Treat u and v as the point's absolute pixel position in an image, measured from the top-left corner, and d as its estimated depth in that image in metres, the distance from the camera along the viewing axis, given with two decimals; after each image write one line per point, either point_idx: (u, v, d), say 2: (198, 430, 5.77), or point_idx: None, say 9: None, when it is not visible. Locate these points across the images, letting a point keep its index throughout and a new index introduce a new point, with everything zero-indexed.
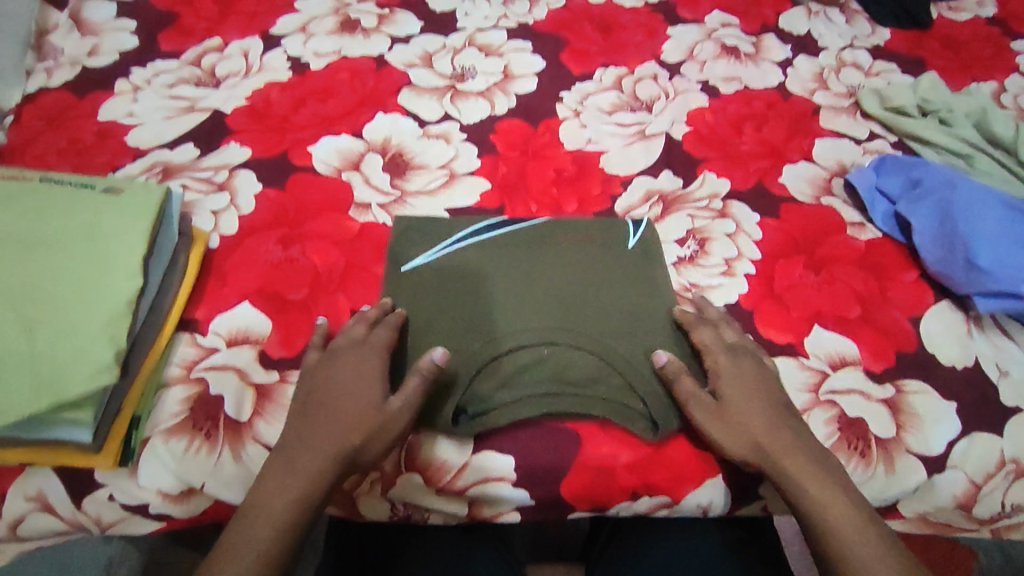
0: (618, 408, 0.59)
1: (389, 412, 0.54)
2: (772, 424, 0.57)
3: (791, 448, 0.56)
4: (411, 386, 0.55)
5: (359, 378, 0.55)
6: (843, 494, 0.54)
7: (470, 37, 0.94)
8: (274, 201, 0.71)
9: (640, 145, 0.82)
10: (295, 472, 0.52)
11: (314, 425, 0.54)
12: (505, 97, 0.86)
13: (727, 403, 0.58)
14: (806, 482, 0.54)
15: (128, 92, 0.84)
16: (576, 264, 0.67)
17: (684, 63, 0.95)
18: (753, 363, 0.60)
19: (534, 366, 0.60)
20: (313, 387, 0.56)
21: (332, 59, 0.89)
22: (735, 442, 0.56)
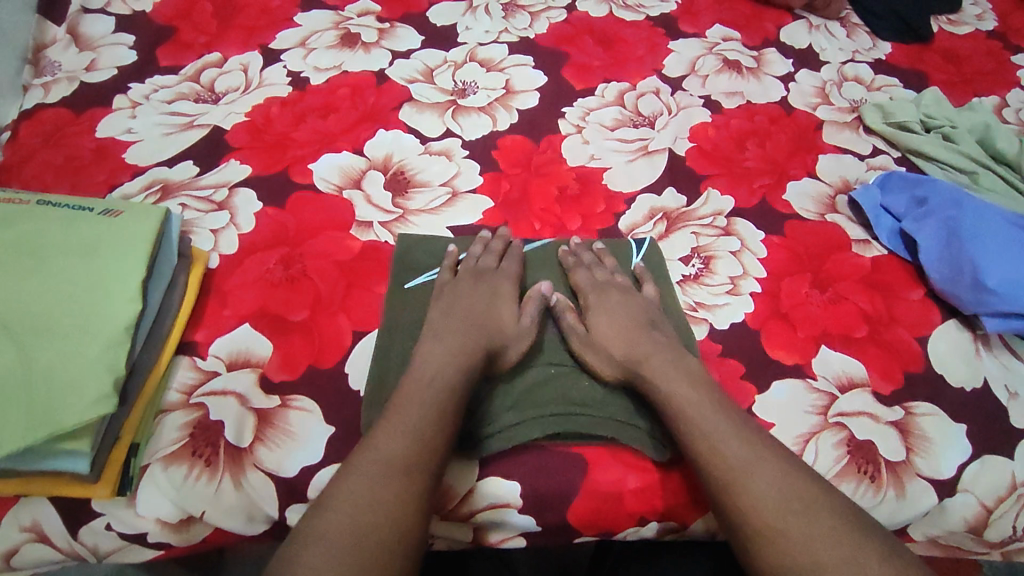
0: (627, 429, 0.58)
1: (522, 326, 0.62)
2: (660, 357, 0.59)
3: (653, 355, 0.60)
4: (531, 309, 0.64)
5: (480, 294, 0.64)
6: (737, 422, 0.55)
7: (471, 52, 0.94)
8: (275, 220, 0.70)
9: (643, 161, 0.81)
10: (416, 406, 0.53)
11: (429, 365, 0.57)
12: (507, 113, 0.85)
13: (594, 327, 0.63)
14: (662, 381, 0.58)
15: (126, 108, 0.83)
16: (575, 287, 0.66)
17: (686, 78, 0.94)
18: (619, 295, 0.65)
19: (544, 384, 0.60)
20: (450, 301, 0.63)
21: (333, 74, 0.89)
22: (599, 359, 0.61)
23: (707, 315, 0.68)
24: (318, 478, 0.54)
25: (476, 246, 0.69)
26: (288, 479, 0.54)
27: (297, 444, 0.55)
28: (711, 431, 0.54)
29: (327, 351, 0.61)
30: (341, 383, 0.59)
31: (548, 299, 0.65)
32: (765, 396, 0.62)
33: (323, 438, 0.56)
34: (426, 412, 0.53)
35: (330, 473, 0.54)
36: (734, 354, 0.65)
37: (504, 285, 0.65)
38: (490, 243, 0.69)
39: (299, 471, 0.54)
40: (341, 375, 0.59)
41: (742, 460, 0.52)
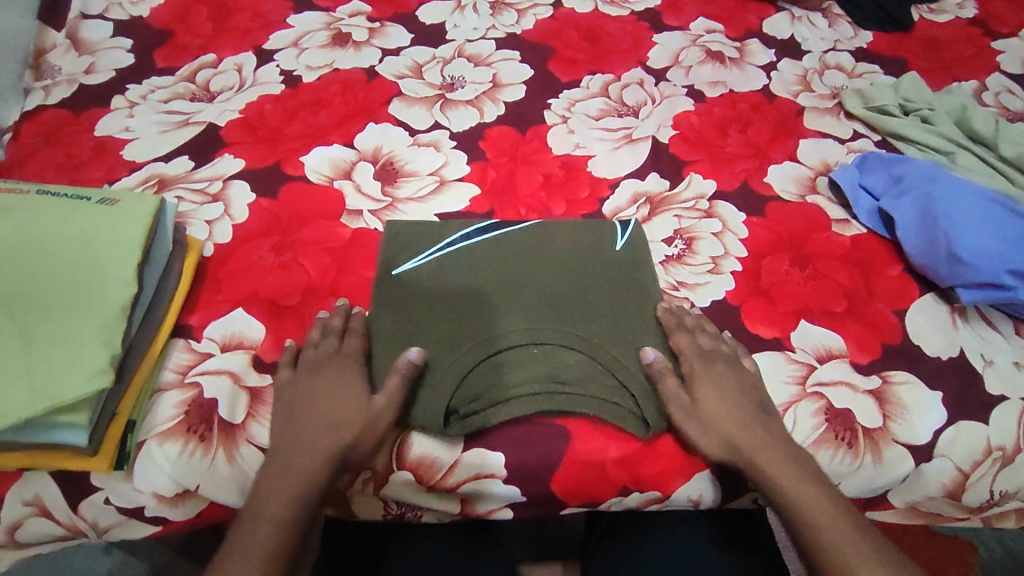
0: (609, 405, 0.59)
1: (374, 411, 0.56)
2: (779, 450, 0.57)
3: (768, 447, 0.57)
4: (392, 384, 0.57)
5: (316, 393, 0.57)
6: (872, 540, 0.52)
7: (459, 48, 0.97)
8: (268, 209, 0.73)
9: (626, 149, 0.83)
10: (249, 553, 0.48)
11: (270, 492, 0.52)
12: (493, 105, 0.88)
13: (702, 400, 0.59)
14: (786, 480, 0.55)
15: (124, 108, 0.86)
16: (560, 259, 0.68)
17: (670, 69, 0.97)
18: (726, 366, 0.61)
19: (523, 364, 0.61)
20: (292, 399, 0.57)
21: (325, 71, 0.91)
22: (709, 438, 0.57)
23: (688, 293, 0.69)
24: None
25: (316, 332, 0.61)
26: None
27: None
28: (842, 544, 0.52)
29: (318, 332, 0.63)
30: None
31: (419, 364, 0.58)
32: None
33: None
34: (255, 561, 0.48)
35: None
36: None
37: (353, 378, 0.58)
38: (328, 323, 0.61)
39: None
40: None
41: None
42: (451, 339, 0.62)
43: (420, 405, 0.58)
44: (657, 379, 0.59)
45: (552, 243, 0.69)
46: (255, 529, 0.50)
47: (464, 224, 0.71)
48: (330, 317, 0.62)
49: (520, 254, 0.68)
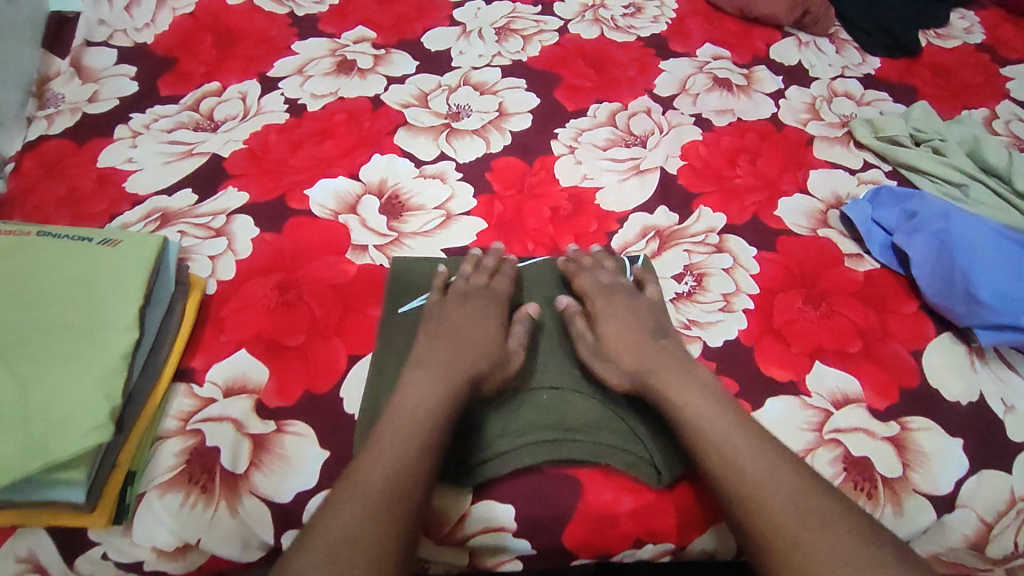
0: (620, 454, 0.58)
1: (507, 347, 0.62)
2: (676, 371, 0.59)
3: (664, 367, 0.60)
4: (518, 330, 0.64)
5: (465, 326, 0.63)
6: (767, 446, 0.54)
7: (465, 76, 0.97)
8: (272, 245, 0.71)
9: (634, 180, 0.82)
10: (384, 463, 0.51)
11: (409, 402, 0.56)
12: (500, 135, 0.87)
13: (604, 337, 0.64)
14: (678, 395, 0.58)
15: (127, 138, 0.85)
16: (564, 299, 0.67)
17: (677, 97, 0.96)
18: (624, 300, 0.66)
19: (532, 409, 0.60)
20: (439, 325, 0.63)
21: (330, 100, 0.91)
22: (612, 370, 0.61)
23: (700, 332, 0.68)
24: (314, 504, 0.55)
25: (468, 266, 0.69)
26: (284, 504, 0.54)
27: (292, 468, 0.56)
28: (736, 449, 0.54)
29: (323, 375, 0.61)
30: (336, 408, 0.59)
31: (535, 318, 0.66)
32: (759, 414, 0.63)
33: (319, 463, 0.56)
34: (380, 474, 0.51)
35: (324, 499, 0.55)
36: (728, 372, 0.65)
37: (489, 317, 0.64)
38: (482, 261, 0.69)
39: (294, 497, 0.54)
40: (336, 400, 0.60)
41: (761, 480, 0.52)
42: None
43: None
44: (568, 321, 0.65)
45: (557, 283, 0.68)
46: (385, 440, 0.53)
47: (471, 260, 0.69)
48: (482, 257, 0.70)
49: (526, 295, 0.67)
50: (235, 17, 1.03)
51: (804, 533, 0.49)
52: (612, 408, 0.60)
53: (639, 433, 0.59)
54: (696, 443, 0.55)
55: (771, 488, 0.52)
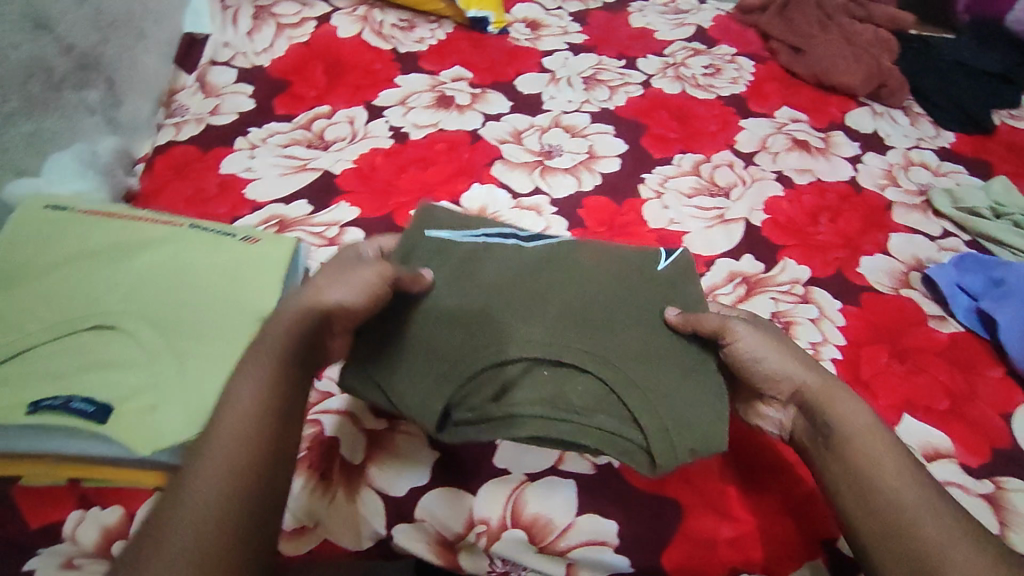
0: (612, 442, 0.55)
1: (379, 286, 0.55)
2: (842, 394, 0.58)
3: (835, 390, 0.58)
4: (402, 281, 0.57)
5: (349, 283, 0.55)
6: (889, 441, 0.55)
7: (556, 119, 1.03)
8: None
9: (721, 228, 0.86)
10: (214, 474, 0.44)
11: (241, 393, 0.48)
12: (591, 175, 0.92)
13: (765, 336, 0.61)
14: (841, 412, 0.57)
15: (245, 149, 0.92)
16: (588, 282, 0.63)
17: (757, 153, 1.01)
18: (772, 329, 0.64)
19: (528, 387, 0.57)
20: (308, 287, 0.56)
21: (431, 131, 0.98)
22: (781, 368, 0.60)
23: None
24: (425, 500, 0.56)
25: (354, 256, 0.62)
26: (396, 498, 0.56)
27: (405, 465, 0.58)
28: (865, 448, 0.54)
29: None
30: None
31: (430, 283, 0.60)
32: None
33: (430, 461, 0.58)
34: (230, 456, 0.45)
35: (437, 494, 0.56)
36: None
37: (378, 281, 0.55)
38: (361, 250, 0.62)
39: (407, 492, 0.56)
40: None
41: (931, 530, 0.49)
42: (444, 334, 0.58)
43: (411, 399, 0.55)
44: (678, 324, 0.60)
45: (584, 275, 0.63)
46: (235, 395, 0.48)
47: (502, 225, 0.71)
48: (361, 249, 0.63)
49: (549, 272, 0.63)
50: (344, 48, 1.12)
51: None
52: (620, 395, 0.56)
53: (641, 421, 0.55)
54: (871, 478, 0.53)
55: (938, 533, 0.49)
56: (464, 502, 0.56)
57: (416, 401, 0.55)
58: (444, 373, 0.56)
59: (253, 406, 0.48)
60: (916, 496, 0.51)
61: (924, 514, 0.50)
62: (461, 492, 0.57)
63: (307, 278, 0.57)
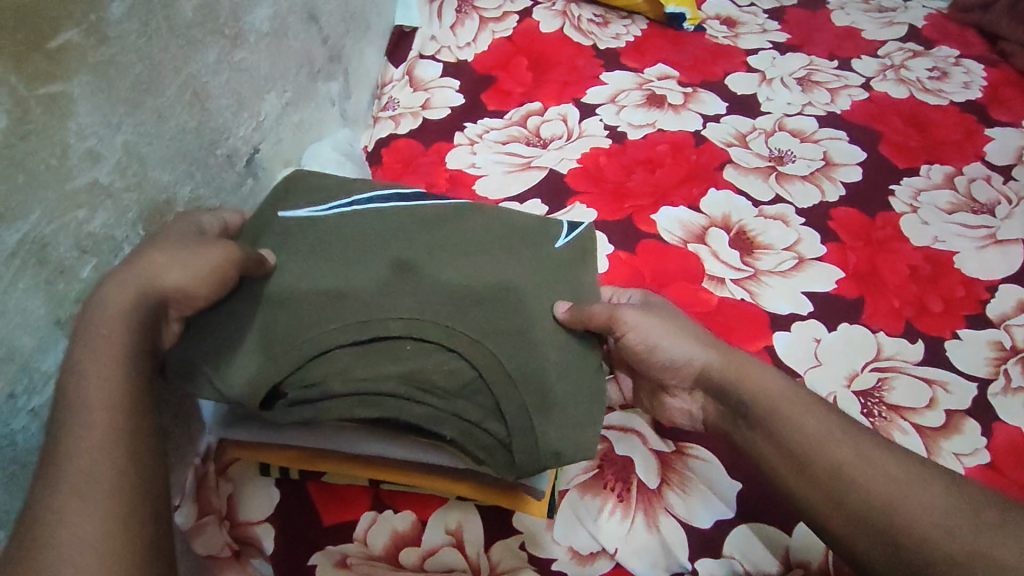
0: (475, 435, 0.47)
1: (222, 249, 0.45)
2: (792, 392, 0.50)
3: (751, 371, 0.51)
4: (248, 258, 0.47)
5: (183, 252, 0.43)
6: (813, 412, 0.48)
7: (779, 122, 0.97)
8: (627, 264, 0.73)
9: (996, 249, 0.77)
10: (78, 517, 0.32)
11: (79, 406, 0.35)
12: (833, 185, 0.85)
13: (659, 320, 0.55)
14: (782, 402, 0.49)
15: (466, 144, 0.90)
16: (502, 265, 0.54)
17: (1015, 166, 0.91)
18: (674, 311, 0.59)
19: (386, 360, 0.47)
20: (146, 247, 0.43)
21: (649, 130, 0.94)
22: (697, 354, 0.54)
23: None
24: (734, 535, 0.53)
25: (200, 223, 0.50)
26: (702, 530, 0.53)
27: (705, 494, 0.55)
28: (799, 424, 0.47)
29: None
30: None
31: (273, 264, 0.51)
32: None
33: (732, 493, 0.55)
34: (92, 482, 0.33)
35: (745, 532, 0.53)
36: None
37: (225, 265, 0.45)
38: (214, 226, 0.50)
39: (714, 525, 0.53)
40: None
41: (904, 499, 0.42)
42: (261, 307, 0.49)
43: (243, 376, 0.47)
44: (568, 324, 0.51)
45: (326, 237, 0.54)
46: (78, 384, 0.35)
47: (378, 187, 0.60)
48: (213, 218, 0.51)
49: (435, 253, 0.54)
50: (546, 44, 1.09)
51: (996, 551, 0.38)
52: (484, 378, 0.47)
53: (506, 416, 0.47)
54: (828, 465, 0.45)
55: (925, 505, 0.41)
56: (779, 542, 0.52)
57: (245, 381, 0.46)
58: (269, 345, 0.48)
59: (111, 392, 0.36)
60: (853, 454, 0.45)
61: (896, 487, 0.43)
62: (771, 529, 0.53)
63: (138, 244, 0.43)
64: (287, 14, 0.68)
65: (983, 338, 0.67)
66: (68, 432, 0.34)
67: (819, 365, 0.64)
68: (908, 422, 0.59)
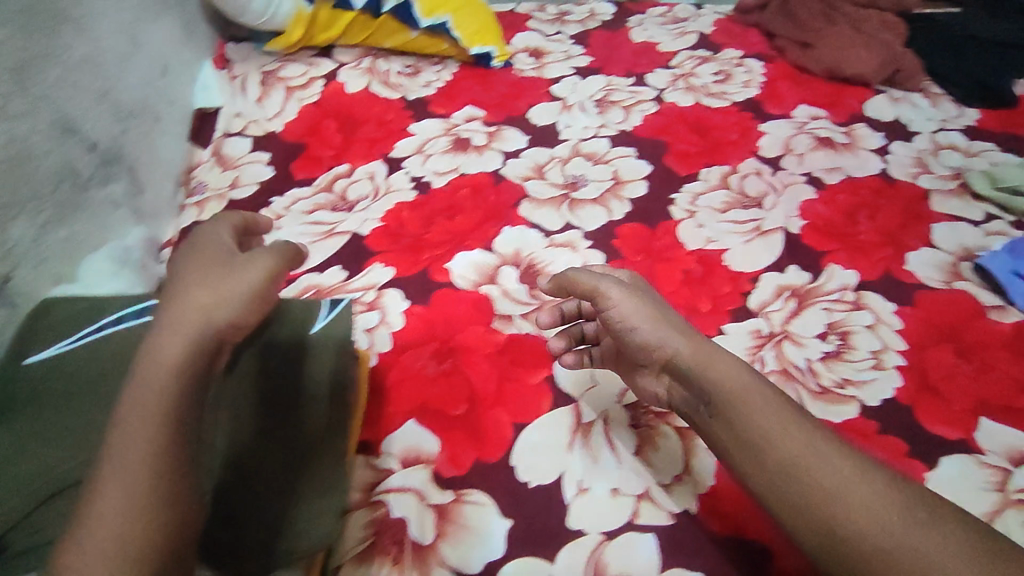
0: (210, 546, 0.52)
1: (233, 278, 0.51)
2: (738, 366, 0.55)
3: (716, 359, 0.55)
4: (263, 267, 0.53)
5: (191, 265, 0.52)
6: (767, 396, 0.52)
7: (575, 148, 1.03)
8: (422, 317, 0.75)
9: (760, 240, 0.85)
10: (96, 515, 0.42)
11: (128, 425, 0.45)
12: (620, 203, 0.92)
13: (638, 307, 0.59)
14: (735, 384, 0.53)
15: (271, 220, 0.91)
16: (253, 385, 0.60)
17: (783, 157, 1.00)
18: (652, 297, 0.63)
19: None
20: (182, 274, 0.51)
21: (453, 176, 0.98)
22: (667, 338, 0.57)
23: (856, 391, 0.68)
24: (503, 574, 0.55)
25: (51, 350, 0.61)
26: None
27: (476, 539, 0.57)
28: (762, 420, 0.51)
29: (492, 445, 0.63)
30: (509, 476, 0.61)
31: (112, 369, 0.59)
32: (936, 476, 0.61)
33: (503, 532, 0.58)
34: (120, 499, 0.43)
35: (515, 568, 0.56)
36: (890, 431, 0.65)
37: (266, 286, 0.53)
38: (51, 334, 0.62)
39: (485, 565, 0.56)
40: (508, 468, 0.62)
41: (840, 487, 0.48)
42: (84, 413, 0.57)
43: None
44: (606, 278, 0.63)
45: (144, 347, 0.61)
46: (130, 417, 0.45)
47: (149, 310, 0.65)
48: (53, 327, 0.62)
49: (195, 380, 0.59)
50: (354, 102, 1.12)
51: (911, 533, 0.45)
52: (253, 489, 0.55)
53: (243, 523, 0.52)
54: (770, 446, 0.50)
55: (855, 490, 0.47)
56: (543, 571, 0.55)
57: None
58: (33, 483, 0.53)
59: (135, 419, 0.45)
60: (803, 444, 0.50)
61: (835, 485, 0.48)
62: (536, 559, 0.56)
63: (182, 269, 0.51)
64: (25, 135, 0.68)
65: (744, 329, 0.74)
66: (122, 449, 0.44)
67: (594, 386, 0.68)
68: (672, 425, 0.63)
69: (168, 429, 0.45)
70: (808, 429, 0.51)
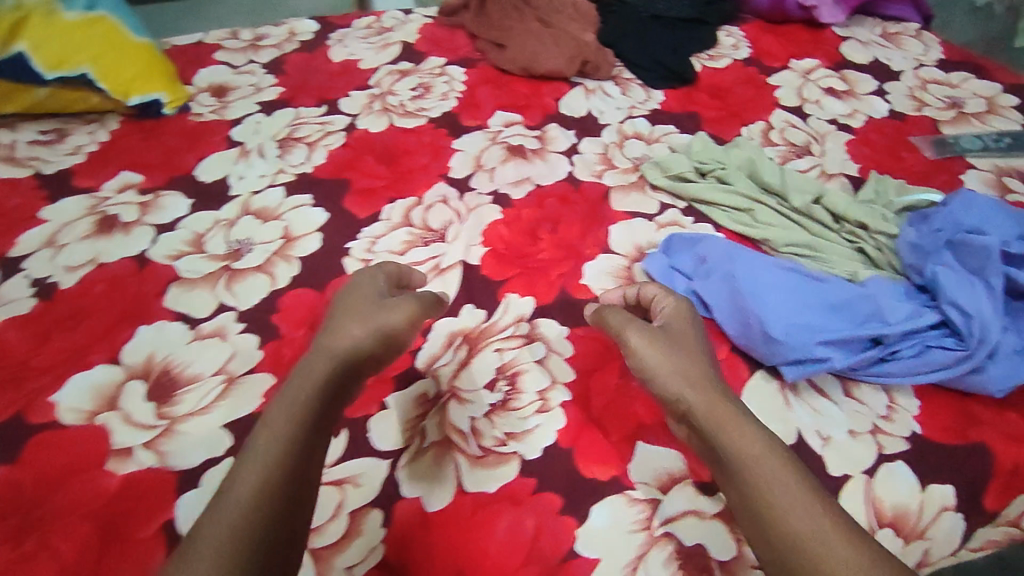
0: None
1: (350, 335, 0.60)
2: (734, 413, 0.54)
3: (731, 421, 0.53)
4: (394, 313, 0.62)
5: (353, 305, 0.64)
6: (781, 458, 0.50)
7: (245, 205, 0.90)
8: (6, 480, 0.60)
9: (437, 282, 0.79)
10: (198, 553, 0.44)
11: (247, 459, 0.50)
12: (287, 266, 0.81)
13: (654, 345, 0.61)
14: (730, 428, 0.53)
15: None
16: None
17: (473, 176, 0.95)
18: (690, 335, 0.63)
19: None
20: (339, 315, 0.63)
21: (87, 271, 0.81)
22: (679, 380, 0.57)
23: (516, 446, 0.63)
24: None
25: None
26: None
27: None
28: (762, 473, 0.50)
29: None
30: None
31: None
32: (585, 528, 0.57)
33: None
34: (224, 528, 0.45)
35: None
36: (549, 487, 0.60)
37: (414, 313, 0.63)
38: None
39: None
40: None
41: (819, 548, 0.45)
42: None
43: None
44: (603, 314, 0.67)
45: None
46: (255, 452, 0.50)
47: None
48: None
49: None
50: None
51: None
52: None
53: None
54: (750, 485, 0.50)
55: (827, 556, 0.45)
56: None
57: None
58: None
59: (273, 455, 0.50)
60: (791, 491, 0.49)
61: (834, 545, 0.46)
62: None
63: (333, 317, 0.63)
64: None
65: (408, 396, 0.67)
66: (255, 464, 0.49)
67: None
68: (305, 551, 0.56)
69: (270, 468, 0.49)
70: (830, 500, 0.49)
